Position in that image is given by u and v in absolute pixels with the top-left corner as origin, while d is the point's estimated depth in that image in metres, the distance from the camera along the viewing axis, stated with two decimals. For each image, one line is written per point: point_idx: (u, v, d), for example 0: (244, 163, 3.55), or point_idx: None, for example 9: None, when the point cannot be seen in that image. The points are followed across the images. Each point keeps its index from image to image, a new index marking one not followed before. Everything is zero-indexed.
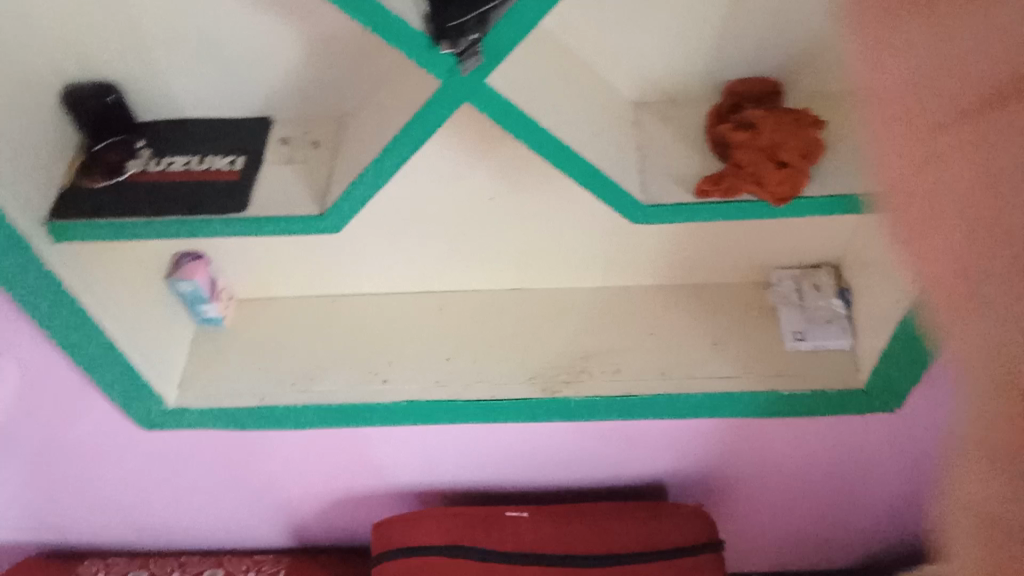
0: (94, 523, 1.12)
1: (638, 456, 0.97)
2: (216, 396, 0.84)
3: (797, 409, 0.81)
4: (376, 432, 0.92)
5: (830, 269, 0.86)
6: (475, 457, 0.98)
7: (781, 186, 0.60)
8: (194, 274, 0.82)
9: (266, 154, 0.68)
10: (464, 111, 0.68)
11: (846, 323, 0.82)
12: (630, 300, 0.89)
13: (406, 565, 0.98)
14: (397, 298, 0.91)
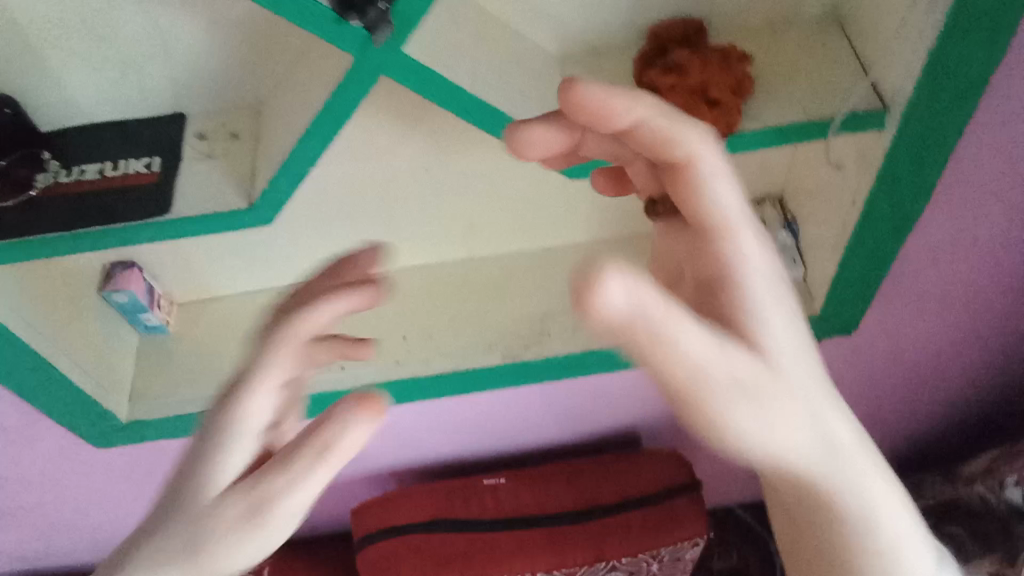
0: (62, 551, 1.08)
1: (606, 409, 0.97)
2: (170, 405, 0.82)
3: None
4: None
5: (774, 202, 0.86)
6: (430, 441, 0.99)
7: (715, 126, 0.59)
8: (128, 283, 0.79)
9: (184, 151, 0.65)
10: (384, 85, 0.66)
11: (795, 253, 0.81)
12: (581, 256, 0.88)
13: (389, 547, 0.97)
14: (344, 283, 0.89)
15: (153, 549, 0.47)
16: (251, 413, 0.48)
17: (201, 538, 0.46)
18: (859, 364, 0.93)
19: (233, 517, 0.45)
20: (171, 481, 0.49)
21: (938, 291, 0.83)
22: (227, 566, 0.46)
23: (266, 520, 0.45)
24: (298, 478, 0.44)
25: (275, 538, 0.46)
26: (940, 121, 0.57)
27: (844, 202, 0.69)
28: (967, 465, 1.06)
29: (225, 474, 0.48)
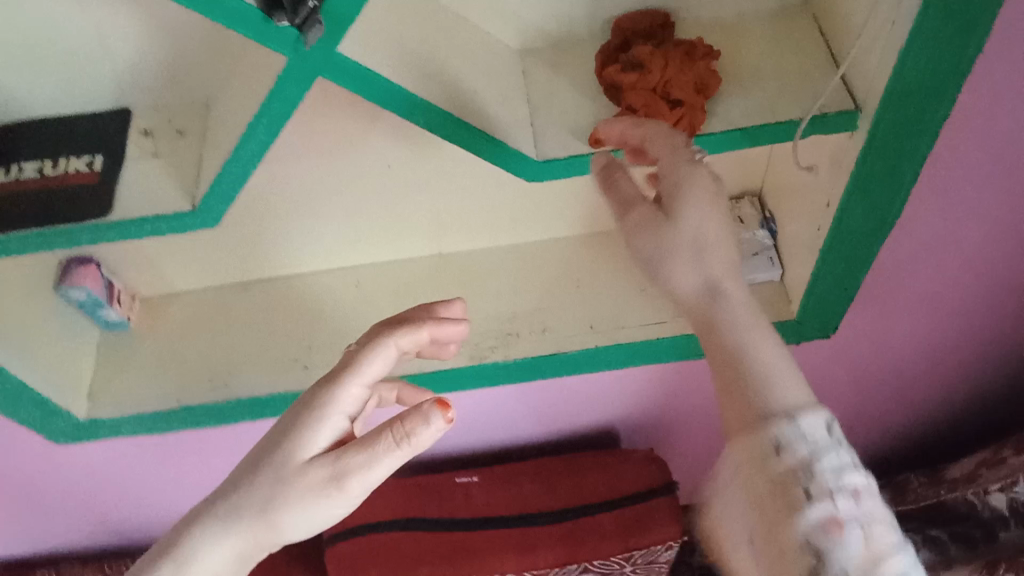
0: (41, 535, 1.08)
1: (581, 408, 0.95)
2: (130, 403, 0.80)
3: None
4: None
5: (753, 198, 0.83)
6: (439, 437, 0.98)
7: (678, 126, 0.57)
8: (85, 280, 0.77)
9: (128, 149, 0.62)
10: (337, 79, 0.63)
11: (773, 253, 0.79)
12: (553, 253, 0.85)
13: (360, 543, 0.95)
14: (310, 278, 0.87)
15: (242, 493, 0.57)
16: (343, 401, 0.58)
17: (281, 492, 0.56)
18: (840, 365, 0.91)
19: (308, 481, 0.56)
20: (272, 456, 0.57)
21: (920, 294, 0.81)
22: (293, 524, 0.56)
23: (339, 491, 0.56)
24: (371, 457, 0.55)
25: (335, 505, 0.57)
26: (914, 125, 0.54)
27: (818, 205, 0.67)
28: (954, 468, 1.05)
29: (311, 444, 0.57)
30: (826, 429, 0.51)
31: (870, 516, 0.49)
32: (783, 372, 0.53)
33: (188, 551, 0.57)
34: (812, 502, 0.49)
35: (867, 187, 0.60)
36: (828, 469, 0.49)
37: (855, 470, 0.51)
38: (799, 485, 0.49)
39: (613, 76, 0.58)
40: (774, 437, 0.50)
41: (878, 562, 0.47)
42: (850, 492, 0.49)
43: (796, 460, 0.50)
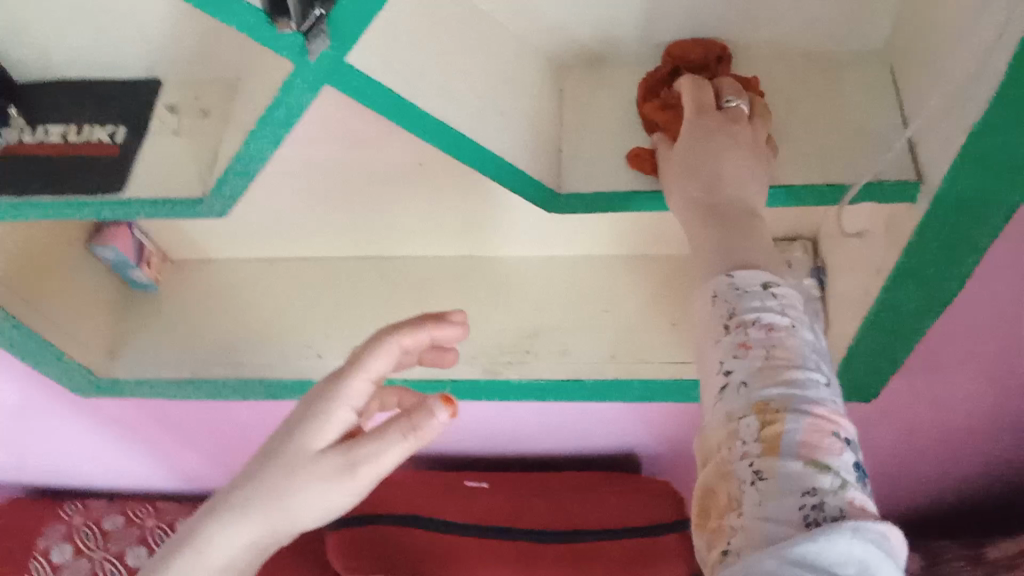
0: (73, 471, 1.11)
1: (601, 431, 0.92)
2: (147, 365, 0.81)
3: None
4: None
5: (806, 243, 0.75)
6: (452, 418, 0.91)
7: None
8: (114, 240, 0.78)
9: (151, 124, 0.61)
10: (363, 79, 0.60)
11: (819, 307, 0.72)
12: (587, 272, 0.81)
13: (359, 534, 0.94)
14: (338, 263, 0.85)
15: (251, 479, 0.53)
16: (349, 398, 0.53)
17: (292, 479, 0.52)
18: (884, 426, 0.85)
19: (323, 469, 0.52)
20: (277, 448, 0.53)
21: (978, 371, 0.74)
22: (307, 512, 0.53)
23: (356, 481, 0.52)
24: (387, 450, 0.52)
25: (350, 494, 0.53)
26: (982, 206, 0.49)
27: (869, 268, 0.61)
28: (994, 547, 0.97)
29: (320, 434, 0.53)
30: (766, 282, 0.48)
31: (792, 344, 0.46)
32: (752, 251, 0.50)
33: (201, 546, 0.53)
34: (727, 332, 0.47)
35: (921, 261, 0.54)
36: (753, 306, 0.47)
37: (791, 314, 0.48)
38: (721, 324, 0.48)
39: (653, 115, 0.56)
40: (710, 289, 0.49)
41: (776, 376, 0.45)
42: (773, 323, 0.47)
43: (721, 302, 0.48)
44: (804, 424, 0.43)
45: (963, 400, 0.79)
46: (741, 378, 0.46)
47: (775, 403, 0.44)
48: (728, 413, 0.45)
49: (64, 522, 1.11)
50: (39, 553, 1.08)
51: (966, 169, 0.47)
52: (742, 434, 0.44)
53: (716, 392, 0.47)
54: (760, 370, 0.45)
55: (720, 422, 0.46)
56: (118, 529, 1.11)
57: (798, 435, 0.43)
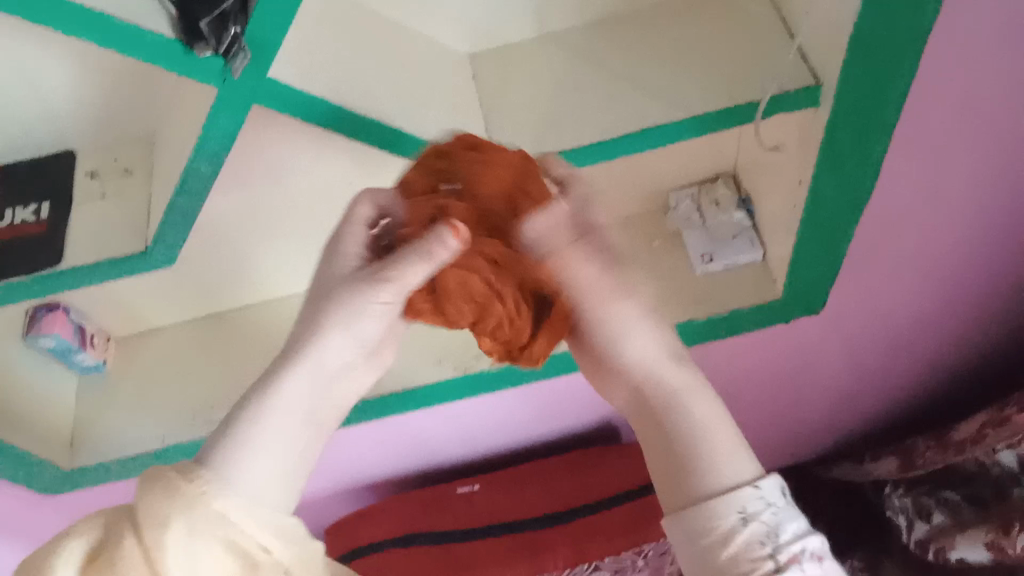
0: None
1: (579, 406, 0.94)
2: (116, 447, 0.79)
3: (730, 329, 0.77)
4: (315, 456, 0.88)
5: (727, 178, 0.80)
6: (448, 422, 0.89)
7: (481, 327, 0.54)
8: (53, 327, 0.75)
9: (76, 194, 0.60)
10: (267, 139, 0.61)
11: (752, 234, 0.79)
12: None
13: (364, 564, 0.94)
14: (287, 303, 0.85)
15: (289, 342, 0.53)
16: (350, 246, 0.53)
17: (330, 308, 0.52)
18: (838, 336, 0.90)
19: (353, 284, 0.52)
20: (305, 309, 0.54)
21: (908, 262, 0.79)
22: (342, 335, 0.52)
23: (387, 289, 0.50)
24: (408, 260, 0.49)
25: (387, 312, 0.52)
26: (880, 92, 0.53)
27: (791, 180, 0.65)
28: (957, 429, 1.03)
29: (342, 264, 0.53)
30: (783, 496, 0.51)
31: (828, 564, 0.49)
32: (734, 455, 0.53)
33: (265, 389, 0.50)
34: (778, 567, 0.48)
35: (839, 158, 0.58)
36: (790, 532, 0.49)
37: (806, 525, 0.51)
38: (761, 551, 0.48)
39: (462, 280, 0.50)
40: (736, 507, 0.50)
41: None
42: (811, 545, 0.49)
43: (755, 526, 0.49)
44: None
45: (901, 292, 0.84)
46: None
47: None
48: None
49: None
50: None
51: (855, 63, 0.51)
52: None
53: None
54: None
55: None
56: None
57: None
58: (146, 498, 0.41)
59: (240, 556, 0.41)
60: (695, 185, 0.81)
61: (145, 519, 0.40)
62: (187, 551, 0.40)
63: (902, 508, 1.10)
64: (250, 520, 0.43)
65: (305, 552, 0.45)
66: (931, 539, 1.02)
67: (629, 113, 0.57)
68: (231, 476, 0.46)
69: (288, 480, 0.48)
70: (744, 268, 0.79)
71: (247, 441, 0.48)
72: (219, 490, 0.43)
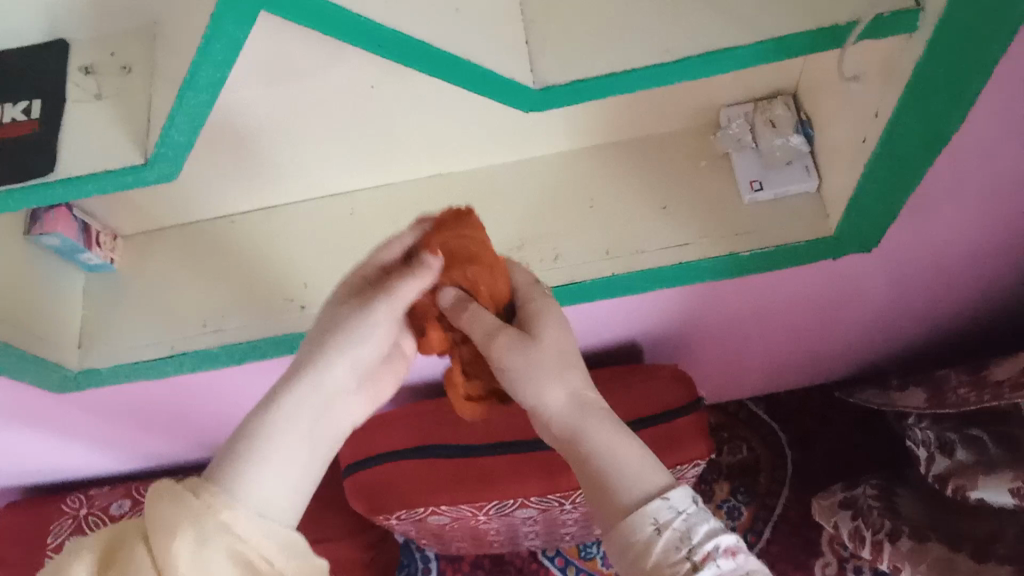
0: (65, 465, 1.08)
1: (604, 327, 0.90)
2: (127, 348, 0.77)
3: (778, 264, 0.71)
4: None
5: (787, 98, 0.73)
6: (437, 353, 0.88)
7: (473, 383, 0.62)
8: (55, 225, 0.71)
9: (69, 91, 0.55)
10: (279, 41, 0.54)
11: (810, 162, 0.72)
12: (563, 171, 0.77)
13: (379, 473, 0.94)
14: (303, 208, 0.80)
15: (295, 362, 0.58)
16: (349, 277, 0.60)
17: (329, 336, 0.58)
18: (883, 271, 0.84)
19: (358, 308, 0.58)
20: (310, 333, 0.59)
21: (976, 202, 0.72)
22: (346, 356, 0.58)
23: (383, 305, 0.58)
24: (405, 279, 0.58)
25: (385, 331, 0.59)
26: (985, 28, 0.45)
27: (867, 113, 0.58)
28: (998, 367, 0.98)
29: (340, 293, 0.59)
30: (692, 501, 0.54)
31: (739, 554, 0.53)
32: (645, 470, 0.55)
33: (274, 405, 0.55)
34: (697, 568, 0.51)
35: (928, 93, 0.50)
36: (701, 534, 0.52)
37: (714, 523, 0.54)
38: (680, 557, 0.51)
39: (457, 277, 0.57)
40: (649, 518, 0.52)
41: None
42: (723, 540, 0.52)
43: (670, 534, 0.52)
44: None
45: (961, 230, 0.78)
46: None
47: None
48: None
49: (71, 515, 1.11)
50: (53, 549, 1.08)
51: None
52: None
53: None
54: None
55: None
56: (127, 512, 1.11)
57: None
58: (155, 505, 0.45)
59: (243, 566, 0.44)
60: (750, 103, 0.74)
61: (153, 526, 0.44)
62: (190, 560, 0.43)
63: (922, 440, 1.06)
64: (258, 528, 0.47)
65: (303, 565, 0.47)
66: (952, 475, 0.98)
67: (691, 30, 0.50)
68: (243, 486, 0.49)
69: (297, 492, 0.52)
70: (796, 198, 0.72)
71: (261, 453, 0.52)
72: (229, 503, 0.46)
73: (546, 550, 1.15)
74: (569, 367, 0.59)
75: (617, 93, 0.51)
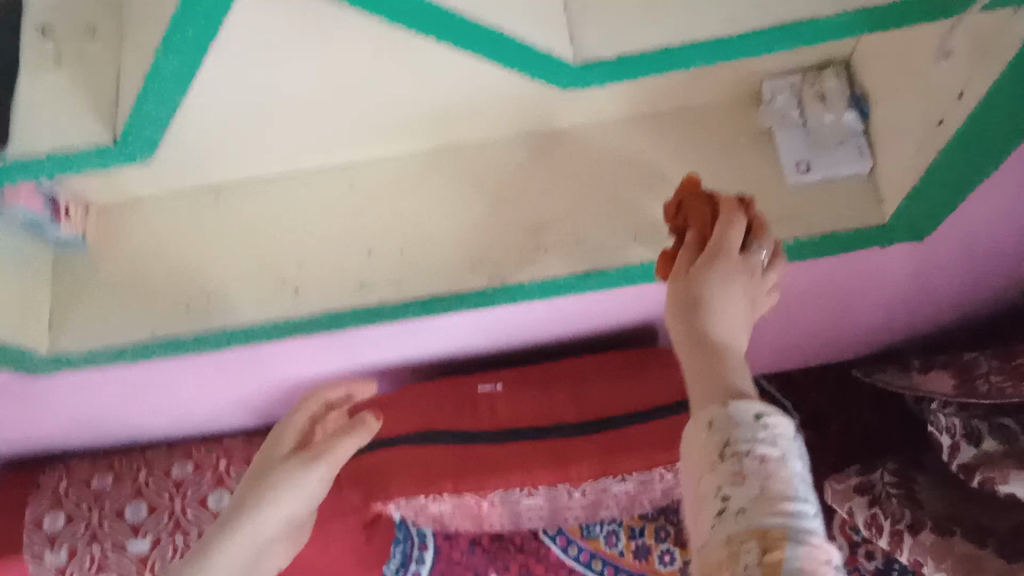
0: (41, 435, 1.02)
1: (623, 314, 0.82)
2: (100, 334, 0.70)
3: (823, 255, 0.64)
4: (324, 351, 0.78)
5: (839, 68, 0.66)
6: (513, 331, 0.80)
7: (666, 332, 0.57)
8: (18, 199, 0.63)
9: (24, 54, 0.46)
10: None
11: (863, 142, 0.65)
12: (587, 144, 0.70)
13: (378, 460, 0.88)
14: (296, 179, 0.72)
15: (233, 505, 0.64)
16: (289, 433, 0.67)
17: (265, 493, 0.63)
18: (927, 259, 0.78)
19: (293, 468, 0.64)
20: (248, 480, 0.65)
21: None
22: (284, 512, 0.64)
23: (321, 466, 0.63)
24: (343, 438, 0.64)
25: (317, 489, 0.64)
26: None
27: (949, 94, 0.51)
28: None
29: (285, 444, 0.66)
30: (758, 410, 0.42)
31: (784, 474, 0.40)
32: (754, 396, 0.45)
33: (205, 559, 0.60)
34: (723, 458, 0.41)
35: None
36: (750, 428, 0.41)
37: (783, 427, 0.42)
38: (715, 449, 0.42)
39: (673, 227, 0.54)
40: (705, 410, 0.43)
41: (780, 507, 0.39)
42: (766, 452, 0.41)
43: (716, 425, 0.42)
44: (803, 558, 0.38)
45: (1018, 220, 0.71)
46: (738, 504, 0.40)
47: (774, 534, 0.38)
48: (725, 539, 0.39)
49: (51, 490, 1.05)
50: (31, 526, 1.03)
51: None
52: (740, 565, 0.38)
53: (711, 519, 0.41)
54: (757, 498, 0.39)
55: (715, 551, 0.40)
56: (110, 487, 1.06)
57: (798, 568, 0.37)
58: None
59: None
60: (798, 73, 0.66)
61: None
62: None
63: (948, 427, 0.99)
64: None
65: None
66: (978, 467, 0.91)
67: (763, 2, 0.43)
68: None
69: None
70: (844, 182, 0.65)
71: None
72: None
73: (546, 531, 1.11)
74: (734, 304, 0.48)
75: (668, 71, 0.45)
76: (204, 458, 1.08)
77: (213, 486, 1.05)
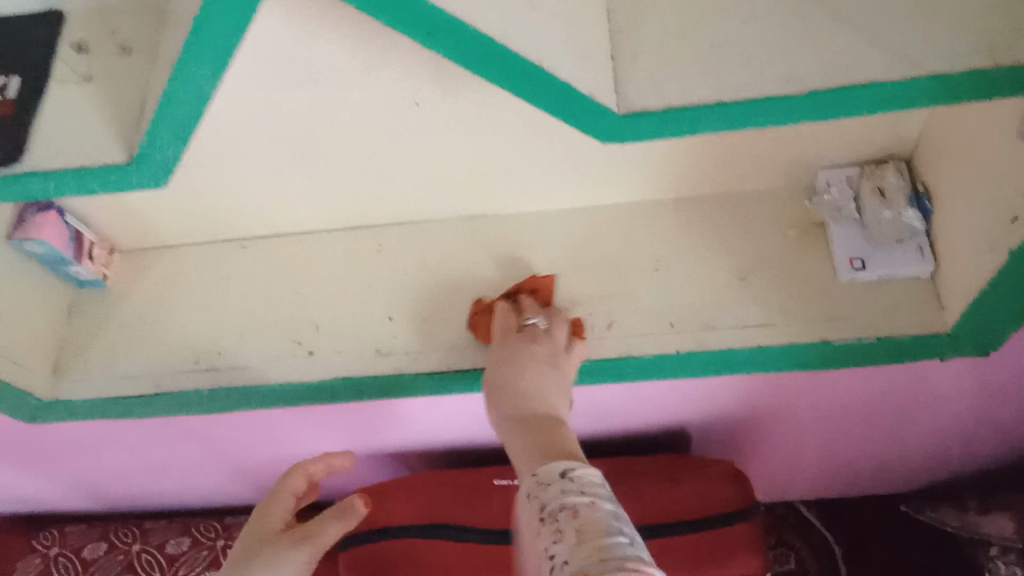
0: (38, 495, 0.98)
1: (654, 413, 0.77)
2: (104, 379, 0.67)
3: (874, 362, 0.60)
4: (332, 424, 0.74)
5: (900, 163, 0.63)
6: None
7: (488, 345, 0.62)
8: (40, 231, 0.62)
9: (55, 66, 0.48)
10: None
11: (924, 243, 0.61)
12: (628, 224, 0.67)
13: (377, 552, 0.81)
14: (326, 240, 0.70)
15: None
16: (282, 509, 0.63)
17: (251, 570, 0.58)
18: (990, 380, 0.71)
19: (284, 547, 0.59)
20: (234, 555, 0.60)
21: None
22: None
23: (307, 550, 0.58)
24: (334, 520, 0.59)
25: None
26: None
27: None
28: None
29: (275, 521, 0.62)
30: (563, 472, 0.42)
31: (598, 517, 0.39)
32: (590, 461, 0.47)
33: None
34: (542, 523, 0.40)
35: None
36: (555, 491, 0.41)
37: (595, 485, 0.42)
38: (536, 517, 0.41)
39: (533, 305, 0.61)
40: (525, 490, 0.43)
41: (597, 540, 0.38)
42: (576, 502, 0.40)
43: (532, 501, 0.42)
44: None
45: None
46: (559, 556, 0.38)
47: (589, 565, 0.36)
48: None
49: (41, 555, 1.00)
50: None
51: None
52: None
53: None
54: (576, 542, 0.38)
55: None
56: (101, 558, 0.99)
57: None
58: None
59: None
60: (856, 165, 0.63)
61: None
62: None
63: None
64: None
65: None
66: None
67: None
68: None
69: None
70: (903, 283, 0.61)
71: None
72: None
73: None
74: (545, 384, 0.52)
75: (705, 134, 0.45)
76: (202, 534, 1.01)
77: (207, 566, 0.98)
